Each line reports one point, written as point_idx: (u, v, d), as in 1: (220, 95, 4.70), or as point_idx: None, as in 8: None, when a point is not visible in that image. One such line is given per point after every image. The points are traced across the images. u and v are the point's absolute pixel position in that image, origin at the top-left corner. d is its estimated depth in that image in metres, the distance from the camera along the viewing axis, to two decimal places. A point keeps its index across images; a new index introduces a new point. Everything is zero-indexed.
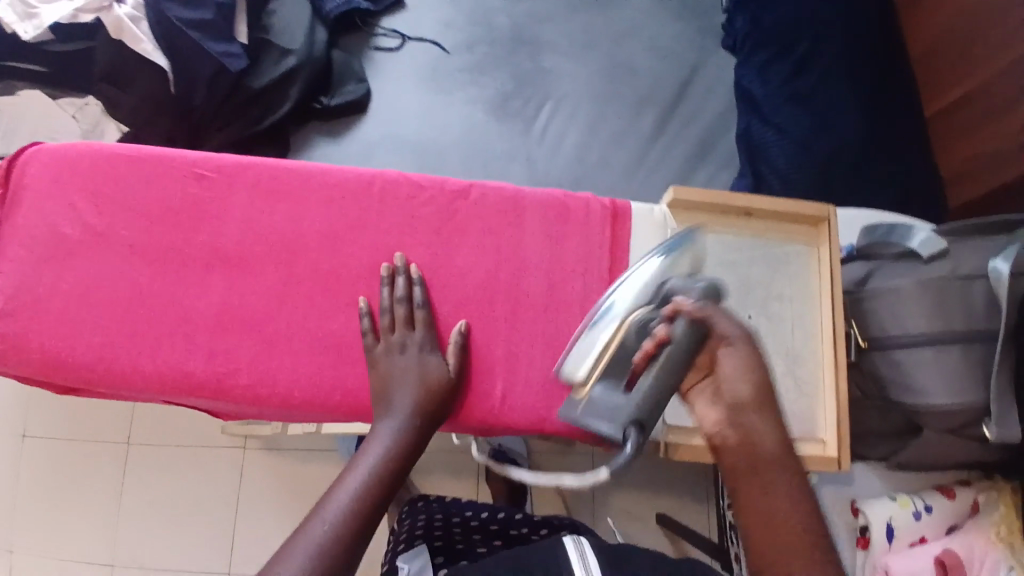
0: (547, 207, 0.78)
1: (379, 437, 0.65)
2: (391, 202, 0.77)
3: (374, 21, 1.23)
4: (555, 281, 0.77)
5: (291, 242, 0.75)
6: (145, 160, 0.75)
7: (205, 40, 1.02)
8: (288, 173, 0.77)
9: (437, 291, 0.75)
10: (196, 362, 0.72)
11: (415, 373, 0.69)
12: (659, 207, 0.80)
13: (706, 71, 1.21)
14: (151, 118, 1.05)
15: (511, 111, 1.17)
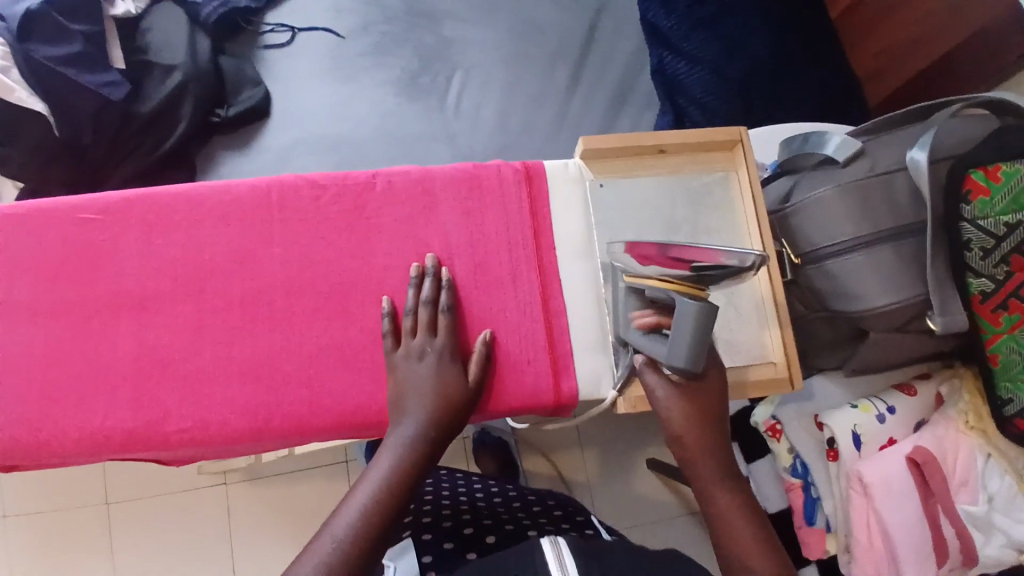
0: (457, 181, 0.70)
1: (388, 448, 0.61)
2: (287, 209, 0.69)
3: (258, 18, 1.16)
4: (480, 260, 0.69)
5: (189, 276, 0.67)
6: (24, 213, 0.68)
7: (81, 75, 0.95)
8: (172, 197, 0.69)
9: (362, 294, 0.68)
10: (119, 423, 0.65)
11: (431, 382, 0.63)
12: (573, 159, 0.71)
13: (609, 12, 1.21)
14: (42, 168, 0.98)
15: (422, 89, 1.14)
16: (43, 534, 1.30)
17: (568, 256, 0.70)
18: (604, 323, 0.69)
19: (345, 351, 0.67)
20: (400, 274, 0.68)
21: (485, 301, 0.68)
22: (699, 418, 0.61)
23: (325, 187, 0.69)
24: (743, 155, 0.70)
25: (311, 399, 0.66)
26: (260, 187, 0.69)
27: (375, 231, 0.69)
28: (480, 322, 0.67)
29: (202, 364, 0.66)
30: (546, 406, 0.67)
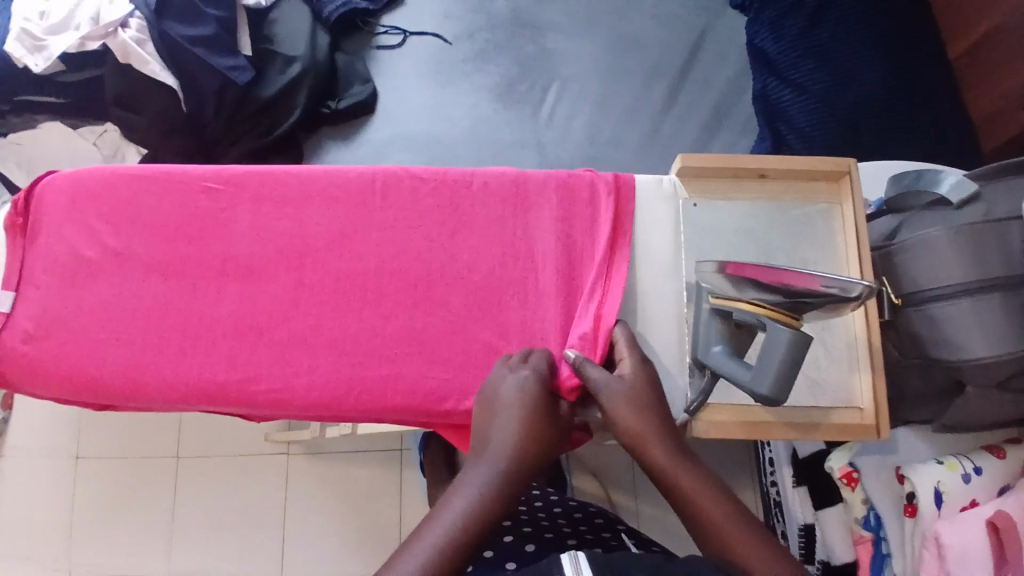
0: (550, 187, 0.72)
1: (461, 487, 0.54)
2: (387, 196, 0.73)
3: (374, 20, 1.24)
4: (564, 266, 0.70)
5: (290, 250, 0.72)
6: (154, 178, 0.74)
7: (210, 55, 1.02)
8: (285, 176, 0.74)
9: (448, 285, 0.70)
10: (209, 380, 0.69)
11: (530, 420, 0.58)
12: (667, 176, 0.71)
13: (714, 33, 1.19)
14: (166, 138, 1.06)
15: (518, 97, 1.18)
16: (118, 478, 1.40)
17: (654, 272, 0.69)
18: (683, 345, 0.67)
19: (424, 338, 0.69)
20: (485, 271, 0.70)
21: (565, 307, 0.69)
22: (645, 395, 0.60)
23: (424, 178, 0.73)
24: (850, 189, 0.68)
25: (386, 379, 0.68)
26: (365, 172, 0.73)
27: (466, 227, 0.71)
28: (557, 329, 0.68)
29: (291, 333, 0.70)
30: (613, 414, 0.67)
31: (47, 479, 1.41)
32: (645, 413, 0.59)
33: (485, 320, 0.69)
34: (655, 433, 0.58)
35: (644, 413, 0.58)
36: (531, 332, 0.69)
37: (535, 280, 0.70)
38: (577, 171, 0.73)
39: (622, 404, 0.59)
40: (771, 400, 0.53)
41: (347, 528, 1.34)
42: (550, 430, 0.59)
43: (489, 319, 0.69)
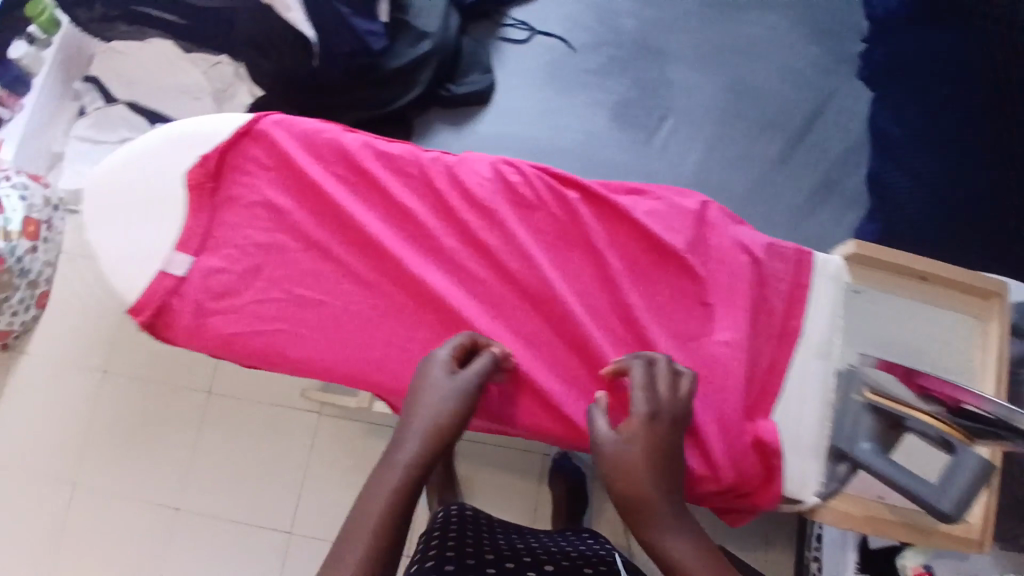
0: (729, 246, 0.70)
1: (389, 472, 0.56)
2: (558, 209, 0.71)
3: (504, 10, 1.23)
4: (736, 325, 0.68)
5: (439, 245, 0.70)
6: (318, 136, 0.70)
7: (354, 17, 1.00)
8: (459, 165, 0.71)
9: (608, 317, 0.68)
10: (334, 365, 0.66)
11: (450, 401, 0.59)
12: (835, 257, 0.72)
13: (837, 100, 1.19)
14: (286, 91, 1.04)
15: (632, 119, 1.19)
16: (140, 401, 1.49)
17: (806, 352, 0.69)
18: (824, 428, 0.69)
19: (581, 372, 0.67)
20: (657, 316, 0.69)
21: (734, 371, 0.67)
22: (656, 445, 0.58)
23: (611, 205, 0.70)
24: (999, 313, 0.71)
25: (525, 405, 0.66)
26: (547, 183, 0.71)
27: (645, 269, 0.70)
28: (723, 393, 0.66)
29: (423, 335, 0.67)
30: (755, 482, 0.67)
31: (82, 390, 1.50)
32: (643, 465, 0.57)
33: (640, 362, 0.67)
34: (650, 485, 0.56)
35: (646, 467, 0.57)
36: (697, 392, 0.66)
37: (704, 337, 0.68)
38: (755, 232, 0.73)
39: (629, 448, 0.57)
40: (945, 515, 0.61)
41: None
42: (466, 418, 0.60)
43: (644, 362, 0.67)
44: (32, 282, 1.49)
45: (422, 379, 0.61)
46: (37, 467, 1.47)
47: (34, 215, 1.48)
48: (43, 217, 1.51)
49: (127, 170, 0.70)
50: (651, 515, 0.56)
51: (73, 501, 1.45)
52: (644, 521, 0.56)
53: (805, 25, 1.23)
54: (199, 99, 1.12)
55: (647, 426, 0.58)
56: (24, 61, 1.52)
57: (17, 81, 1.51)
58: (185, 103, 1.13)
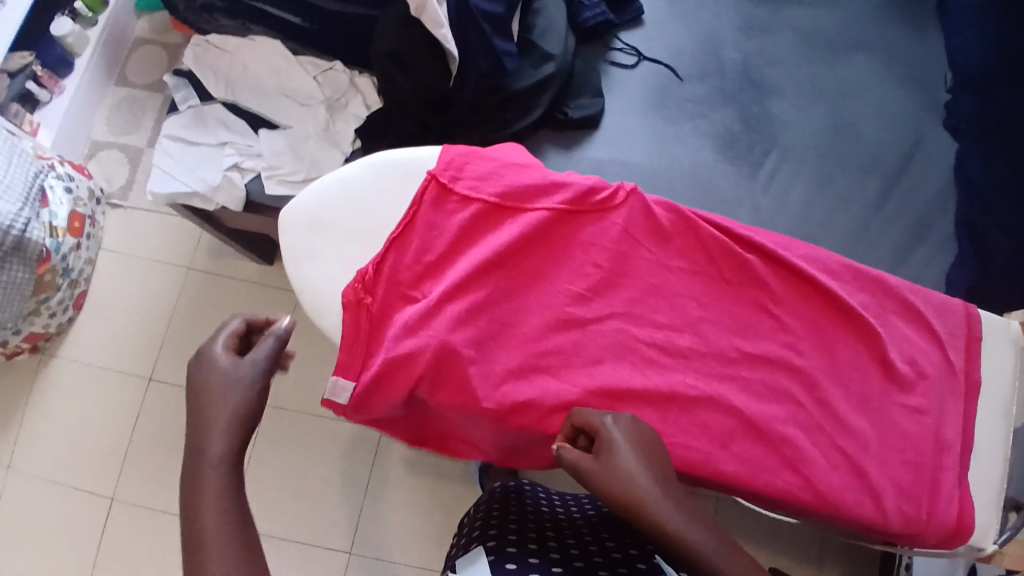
0: (909, 305, 0.81)
1: (211, 474, 0.63)
2: (763, 264, 0.81)
3: (613, 34, 1.24)
4: (919, 372, 0.79)
5: (646, 295, 0.81)
6: (556, 188, 0.82)
7: (494, 36, 0.98)
8: (679, 215, 0.82)
9: (814, 364, 0.78)
10: (542, 405, 0.75)
11: (241, 390, 0.67)
12: (1013, 323, 0.82)
13: (928, 145, 1.19)
14: (418, 107, 1.02)
15: (737, 152, 1.17)
16: (188, 409, 1.41)
17: (988, 409, 0.80)
18: (1002, 482, 0.78)
19: (793, 413, 0.77)
20: (853, 365, 0.79)
21: (918, 426, 0.77)
22: (648, 447, 0.67)
23: (789, 266, 0.81)
24: None
25: (732, 455, 0.75)
26: (729, 245, 0.81)
27: (827, 326, 0.80)
28: (909, 443, 0.77)
29: (617, 374, 0.77)
30: (948, 530, 0.75)
31: (121, 396, 1.42)
32: (640, 465, 0.65)
33: (842, 402, 0.77)
34: (651, 479, 0.64)
35: (643, 463, 0.65)
36: (878, 444, 0.76)
37: (889, 393, 0.78)
38: (930, 292, 0.82)
39: (624, 449, 0.66)
40: None
41: (424, 518, 1.33)
42: (247, 407, 0.67)
43: (844, 402, 0.77)
44: (72, 282, 1.41)
45: (203, 376, 0.67)
46: (71, 478, 1.38)
47: (80, 209, 1.40)
48: (87, 212, 1.43)
49: (328, 213, 0.84)
50: (657, 505, 0.63)
51: (112, 515, 1.36)
52: (651, 515, 0.63)
53: (899, 68, 1.24)
54: (308, 106, 1.07)
55: (634, 429, 0.68)
56: (67, 40, 1.45)
57: (62, 61, 1.47)
58: (291, 107, 1.07)
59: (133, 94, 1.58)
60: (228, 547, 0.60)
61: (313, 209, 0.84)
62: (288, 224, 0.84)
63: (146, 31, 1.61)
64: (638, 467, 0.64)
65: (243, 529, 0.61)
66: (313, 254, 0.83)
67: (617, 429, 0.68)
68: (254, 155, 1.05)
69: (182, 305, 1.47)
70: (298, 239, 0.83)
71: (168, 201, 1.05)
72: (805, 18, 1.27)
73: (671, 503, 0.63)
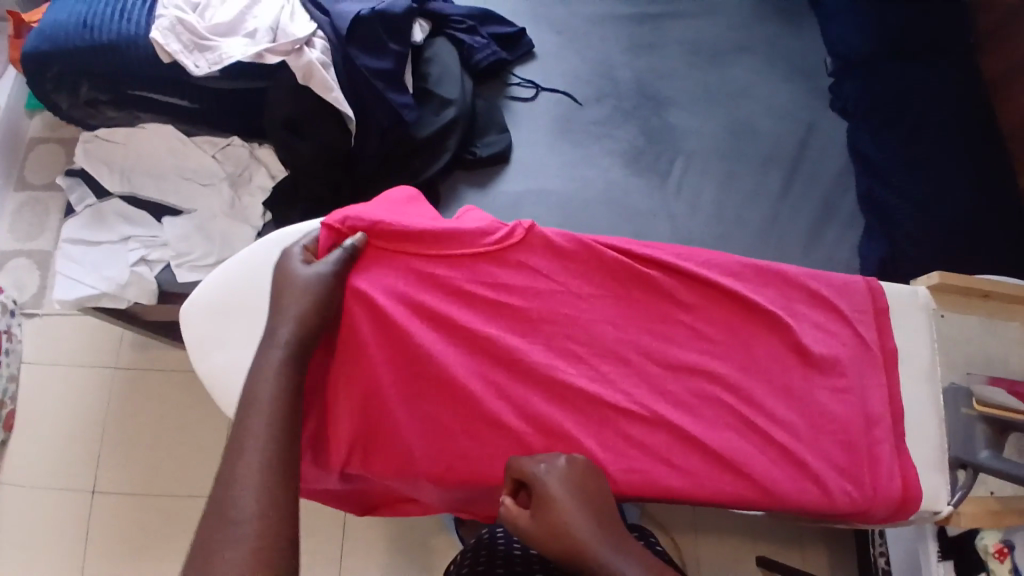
0: (813, 291, 0.84)
1: (265, 378, 0.65)
2: (672, 276, 0.83)
3: (508, 70, 1.27)
4: (836, 354, 0.81)
5: (564, 327, 0.80)
6: (456, 235, 0.80)
7: (389, 91, 0.99)
8: (582, 242, 0.83)
9: (738, 366, 0.80)
10: (484, 454, 0.74)
11: (314, 289, 0.72)
12: (921, 290, 0.86)
13: (820, 130, 1.25)
14: (323, 171, 1.01)
15: (645, 165, 1.20)
16: (138, 516, 1.33)
17: (912, 376, 0.83)
18: (937, 444, 0.81)
19: (730, 417, 0.78)
20: (774, 359, 0.81)
21: (846, 407, 0.79)
22: (584, 491, 0.67)
23: (694, 274, 0.82)
24: None
25: (677, 470, 0.75)
26: (633, 265, 0.82)
27: (744, 326, 0.82)
28: (840, 426, 0.79)
29: (555, 408, 0.76)
30: (894, 502, 0.77)
31: (62, 515, 1.33)
32: (577, 509, 0.65)
33: (771, 398, 0.79)
34: (588, 523, 0.64)
35: (580, 507, 0.65)
36: (812, 431, 0.78)
37: (811, 379, 0.80)
38: (831, 274, 0.85)
39: (560, 496, 0.66)
40: None
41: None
42: (320, 308, 0.71)
43: (773, 397, 0.79)
44: None
45: (285, 273, 0.73)
46: None
47: None
48: (2, 327, 1.35)
49: (229, 296, 0.81)
50: (595, 550, 0.63)
51: None
52: (589, 560, 0.62)
53: (781, 64, 1.31)
54: (210, 185, 1.05)
55: (568, 474, 0.68)
56: None
57: None
58: (193, 190, 1.04)
59: (34, 197, 1.52)
60: (263, 464, 0.59)
61: (214, 297, 0.81)
62: (189, 316, 0.81)
63: (40, 131, 1.56)
64: (575, 514, 0.65)
65: (291, 454, 0.61)
66: (225, 341, 0.80)
67: (552, 475, 0.68)
68: (160, 245, 1.02)
69: (114, 408, 1.40)
70: (205, 329, 0.80)
71: (77, 306, 1.00)
72: (685, 30, 1.33)
73: (609, 546, 0.63)
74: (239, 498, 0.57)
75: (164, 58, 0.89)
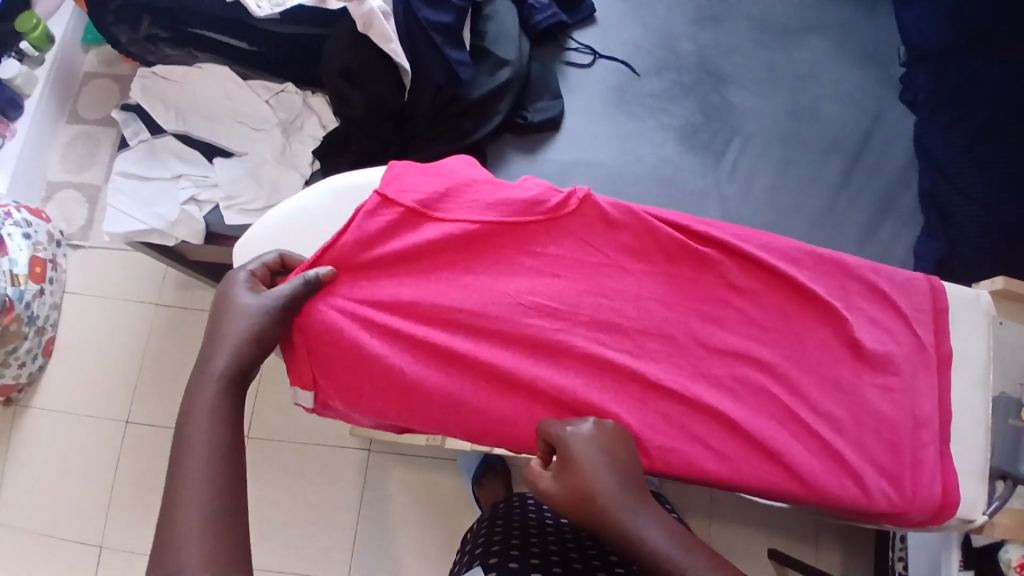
0: (872, 285, 0.81)
1: (197, 417, 0.63)
2: (727, 257, 0.80)
3: (566, 34, 1.24)
4: (890, 352, 0.78)
5: (611, 300, 0.79)
6: (508, 200, 0.79)
7: (447, 46, 0.97)
8: (638, 214, 0.80)
9: (785, 354, 0.78)
10: (521, 419, 0.74)
11: (251, 316, 0.67)
12: (983, 295, 0.82)
13: (886, 121, 1.20)
14: (375, 124, 1.00)
15: (700, 144, 1.16)
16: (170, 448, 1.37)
17: (964, 383, 0.80)
18: (983, 454, 0.79)
19: (771, 405, 0.76)
20: (823, 351, 0.79)
21: (894, 406, 0.77)
22: (615, 455, 0.66)
23: (750, 256, 0.80)
24: None
25: (713, 453, 0.74)
26: (688, 243, 0.80)
27: (794, 314, 0.80)
28: (885, 424, 0.77)
29: (594, 381, 0.76)
30: (934, 507, 0.75)
31: (98, 439, 1.38)
32: (607, 477, 0.64)
33: (816, 390, 0.77)
34: (618, 491, 0.64)
35: (610, 475, 0.64)
36: (855, 427, 0.77)
37: (861, 374, 0.78)
38: (893, 270, 0.82)
39: (591, 463, 0.64)
40: None
41: (421, 537, 1.31)
42: (256, 336, 0.67)
43: (818, 390, 0.77)
44: (39, 329, 1.36)
45: (227, 303, 0.69)
46: (53, 531, 1.34)
47: (40, 254, 1.35)
48: (48, 256, 1.38)
49: (278, 241, 0.81)
50: (624, 519, 0.63)
51: (99, 565, 1.31)
52: (616, 527, 0.63)
53: (852, 48, 1.25)
54: (262, 130, 1.05)
55: (600, 439, 0.67)
56: (16, 82, 1.42)
57: (11, 103, 1.42)
58: (244, 133, 1.04)
59: (86, 131, 1.54)
60: (203, 514, 0.58)
61: (263, 239, 0.82)
62: (241, 254, 0.82)
63: (95, 66, 1.57)
64: (606, 480, 0.64)
65: (229, 495, 0.60)
66: None
67: (585, 440, 0.66)
68: (211, 185, 1.03)
69: (153, 343, 1.43)
70: None
71: (126, 239, 1.02)
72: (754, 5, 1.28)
73: (638, 514, 0.63)
74: (183, 548, 0.56)
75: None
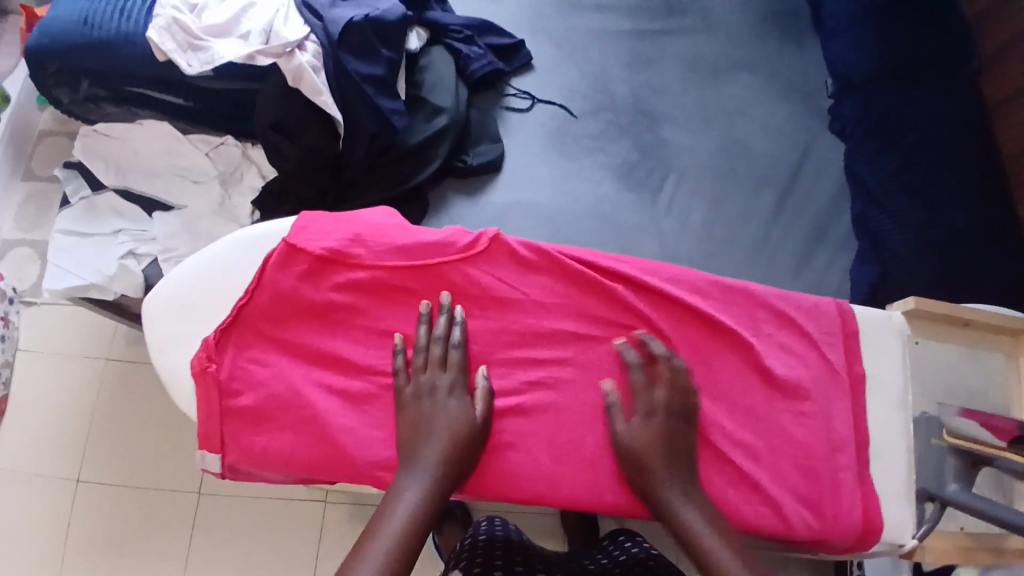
0: (779, 312, 0.83)
1: (406, 496, 0.68)
2: (639, 292, 0.82)
3: (504, 81, 1.28)
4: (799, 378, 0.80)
5: (533, 338, 0.80)
6: (411, 247, 0.81)
7: (379, 96, 1.00)
8: (546, 253, 0.82)
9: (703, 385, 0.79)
10: None
11: (460, 418, 0.73)
12: (896, 313, 0.86)
13: (816, 151, 1.25)
14: (312, 172, 1.02)
15: (637, 181, 1.20)
16: (120, 507, 1.33)
17: (888, 405, 0.82)
18: (907, 473, 0.81)
19: None
20: (735, 380, 0.80)
21: (808, 431, 0.78)
22: (676, 426, 0.74)
23: (659, 289, 0.81)
24: None
25: (633, 487, 0.75)
26: (598, 279, 0.82)
27: (707, 344, 0.81)
28: (801, 449, 0.78)
29: (522, 419, 0.77)
30: (857, 533, 0.76)
31: (44, 501, 1.33)
32: (657, 441, 0.73)
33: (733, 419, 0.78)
34: (665, 463, 0.72)
35: (662, 441, 0.73)
36: (772, 453, 0.77)
37: (773, 402, 0.79)
38: (801, 296, 0.84)
39: (648, 425, 0.73)
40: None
41: None
42: (467, 444, 0.72)
43: (736, 419, 0.78)
44: None
45: (425, 403, 0.74)
46: None
47: None
48: None
49: (192, 294, 0.82)
50: (667, 488, 0.71)
51: None
52: (658, 489, 0.71)
53: (780, 84, 1.31)
54: (202, 182, 1.07)
55: (672, 405, 0.75)
56: None
57: None
58: (184, 187, 1.06)
59: (40, 189, 1.55)
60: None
61: (176, 294, 0.82)
62: (152, 308, 0.82)
63: (50, 123, 1.58)
64: (655, 447, 0.73)
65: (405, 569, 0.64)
66: (185, 337, 0.81)
67: (655, 402, 0.75)
68: (149, 240, 1.03)
69: (103, 400, 1.41)
70: (164, 325, 0.81)
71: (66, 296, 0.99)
72: (686, 46, 1.33)
73: (682, 491, 0.71)
74: None
75: (158, 55, 0.91)
